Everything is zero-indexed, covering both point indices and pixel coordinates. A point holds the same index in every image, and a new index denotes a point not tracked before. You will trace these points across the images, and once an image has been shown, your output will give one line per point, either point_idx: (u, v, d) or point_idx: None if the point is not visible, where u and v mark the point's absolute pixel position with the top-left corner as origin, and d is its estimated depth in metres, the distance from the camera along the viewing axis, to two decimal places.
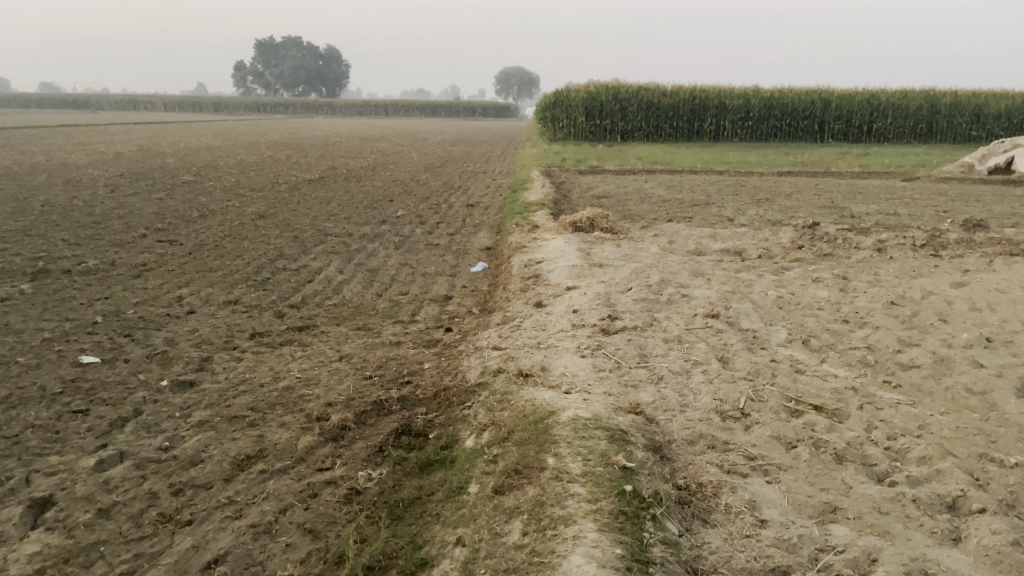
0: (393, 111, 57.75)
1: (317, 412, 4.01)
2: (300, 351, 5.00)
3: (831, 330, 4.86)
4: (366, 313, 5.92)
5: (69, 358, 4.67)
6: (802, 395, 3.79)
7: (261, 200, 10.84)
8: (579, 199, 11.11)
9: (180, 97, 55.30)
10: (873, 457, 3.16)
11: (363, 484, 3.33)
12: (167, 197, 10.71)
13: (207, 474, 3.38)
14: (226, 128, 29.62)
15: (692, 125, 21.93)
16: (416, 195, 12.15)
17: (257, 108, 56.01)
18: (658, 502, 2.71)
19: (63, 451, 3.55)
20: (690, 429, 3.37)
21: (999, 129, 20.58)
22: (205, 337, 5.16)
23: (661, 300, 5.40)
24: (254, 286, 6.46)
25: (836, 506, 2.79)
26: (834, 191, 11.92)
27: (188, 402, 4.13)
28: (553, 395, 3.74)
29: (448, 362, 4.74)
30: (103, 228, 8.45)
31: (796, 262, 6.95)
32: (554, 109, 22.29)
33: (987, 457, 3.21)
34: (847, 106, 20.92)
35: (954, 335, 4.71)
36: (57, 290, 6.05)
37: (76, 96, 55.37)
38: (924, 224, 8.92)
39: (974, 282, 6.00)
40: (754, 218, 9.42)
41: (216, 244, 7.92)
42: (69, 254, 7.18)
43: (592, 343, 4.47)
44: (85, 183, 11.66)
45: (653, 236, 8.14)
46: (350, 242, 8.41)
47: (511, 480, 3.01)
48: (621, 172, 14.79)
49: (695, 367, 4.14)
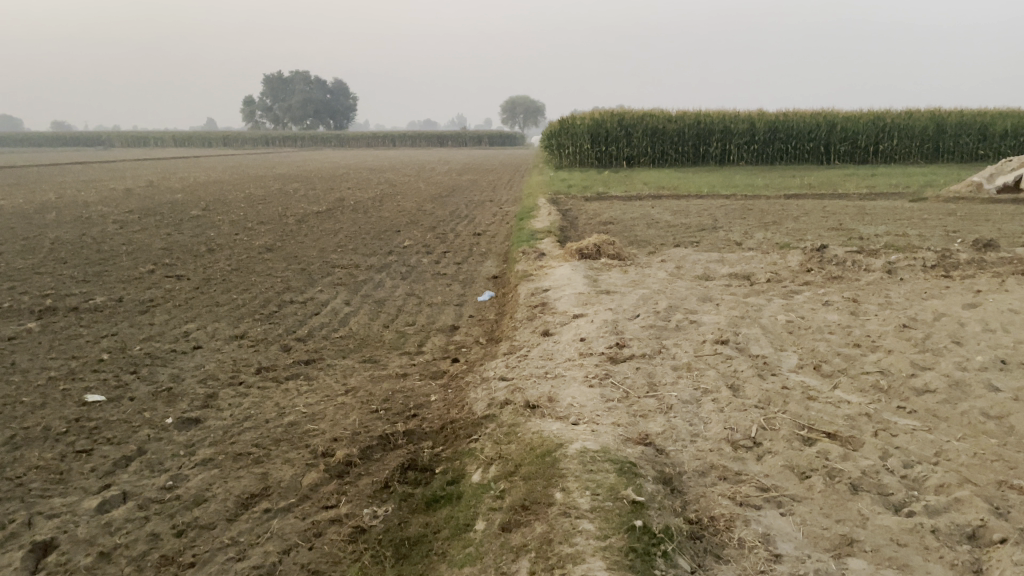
0: (401, 142, 58.14)
1: (322, 448, 3.96)
2: (306, 385, 4.96)
3: (843, 354, 4.79)
4: (373, 344, 5.89)
5: (75, 396, 4.64)
6: (815, 423, 3.72)
7: (268, 233, 10.88)
8: (585, 226, 11.12)
9: (189, 132, 55.97)
10: (890, 487, 3.08)
11: (368, 522, 3.27)
12: (175, 232, 10.74)
13: (211, 514, 3.33)
14: (232, 162, 30.04)
15: (697, 150, 21.99)
16: (423, 225, 12.17)
17: (266, 142, 56.71)
18: (669, 538, 2.64)
19: (67, 492, 3.51)
20: (701, 460, 3.30)
21: (1006, 148, 20.53)
22: (210, 373, 5.13)
23: (669, 327, 5.34)
24: (261, 319, 6.46)
25: (853, 539, 2.71)
26: (841, 213, 11.86)
27: (192, 439, 4.09)
28: (561, 427, 3.68)
29: (456, 394, 4.68)
30: (111, 264, 8.46)
31: (806, 285, 6.90)
32: (559, 137, 22.37)
33: (1006, 484, 3.13)
34: (853, 128, 20.95)
35: (968, 357, 4.63)
36: (64, 328, 6.04)
37: (85, 135, 56.29)
38: (933, 245, 8.85)
39: (987, 303, 5.92)
40: (762, 242, 9.35)
41: (223, 279, 7.93)
42: (76, 292, 7.19)
43: (600, 372, 4.42)
44: (94, 220, 11.73)
45: (661, 261, 8.11)
46: (357, 273, 8.41)
47: (518, 516, 2.94)
48: (627, 197, 14.79)
49: (704, 395, 4.07)
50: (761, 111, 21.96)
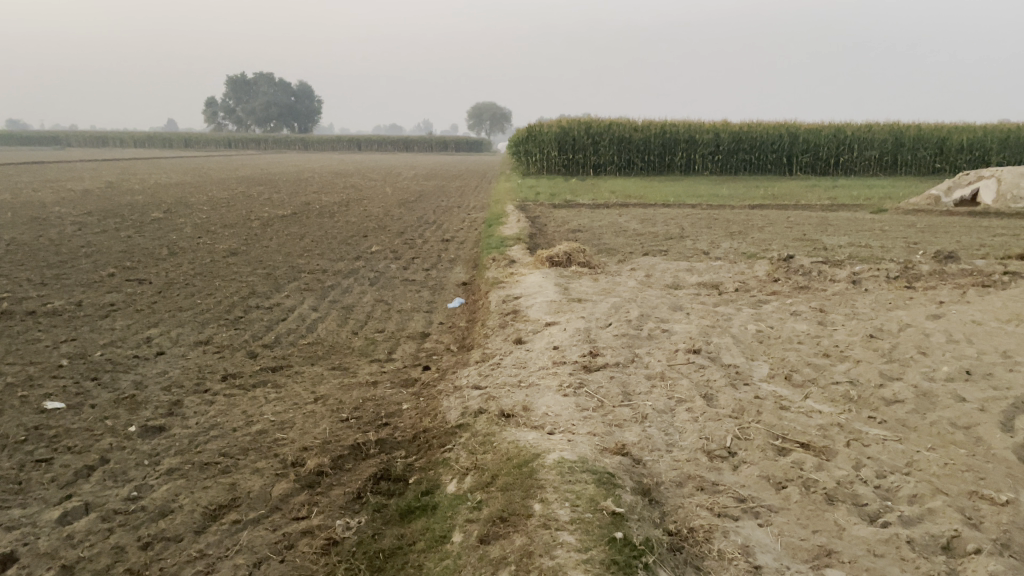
0: (366, 146, 57.82)
1: (292, 457, 3.88)
2: (274, 393, 4.87)
3: (813, 364, 4.83)
4: (342, 351, 5.80)
5: (33, 403, 4.49)
6: (788, 433, 3.74)
7: (233, 237, 10.70)
8: (554, 233, 11.15)
9: (147, 133, 55.06)
10: (864, 497, 3.10)
11: (341, 534, 3.21)
12: (135, 235, 10.51)
13: (177, 526, 3.24)
14: (192, 164, 29.53)
15: (663, 159, 22.19)
16: (391, 230, 12.08)
17: (228, 144, 56.01)
18: (650, 550, 2.62)
19: (26, 503, 3.39)
20: (677, 470, 3.30)
21: (962, 162, 21.02)
22: (174, 380, 5.01)
23: (641, 336, 5.35)
24: (226, 325, 6.34)
25: (831, 550, 2.72)
26: (806, 224, 12.04)
27: (157, 448, 3.99)
28: (537, 437, 3.65)
29: (428, 402, 4.63)
30: (69, 267, 8.25)
31: (773, 295, 6.96)
32: (527, 143, 22.39)
33: (977, 494, 3.17)
34: (814, 140, 21.31)
35: (934, 368, 4.70)
36: (21, 332, 5.86)
37: (38, 133, 55.12)
38: (895, 257, 8.99)
39: (950, 314, 6.04)
40: (729, 251, 9.44)
41: (186, 283, 7.77)
42: (34, 295, 6.98)
43: (575, 380, 4.40)
44: (51, 221, 11.44)
45: (630, 270, 8.13)
46: (325, 278, 8.31)
47: (496, 528, 2.90)
48: (594, 205, 14.87)
49: (679, 405, 4.07)
50: (726, 121, 22.22)
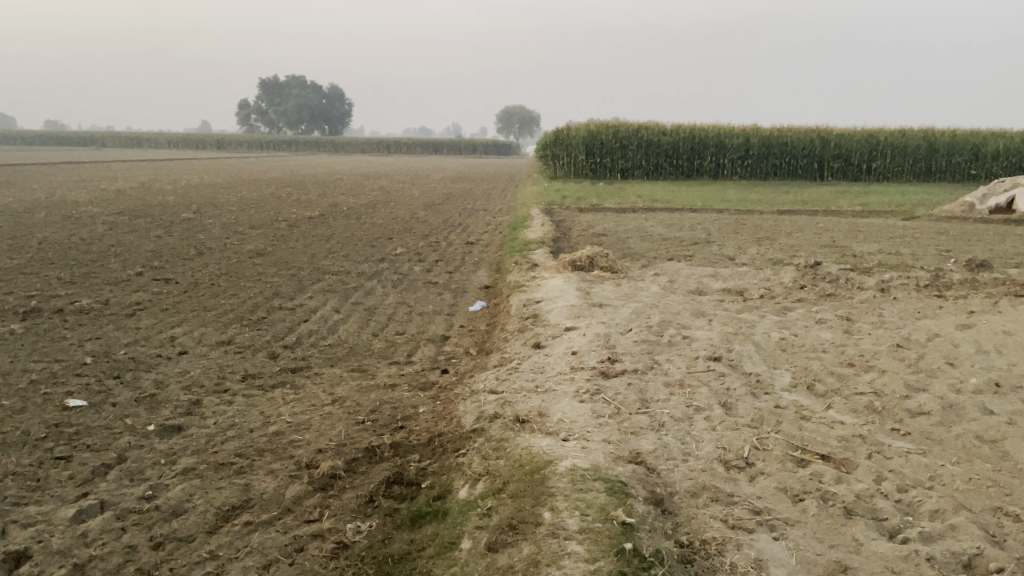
0: (395, 149, 58.21)
1: (306, 459, 3.88)
2: (292, 394, 4.87)
3: (836, 374, 4.74)
4: (361, 353, 5.81)
5: (56, 401, 4.54)
6: (808, 444, 3.66)
7: (260, 238, 10.79)
8: (578, 237, 11.10)
9: (182, 134, 56.02)
10: (884, 511, 3.03)
11: (352, 537, 3.19)
12: (164, 235, 10.62)
13: (190, 526, 3.25)
14: (223, 165, 29.89)
15: (692, 164, 22.02)
16: (416, 232, 12.10)
17: (260, 146, 56.63)
18: (659, 562, 2.57)
19: (43, 501, 3.42)
20: (692, 480, 3.24)
21: (998, 168, 20.62)
22: (194, 380, 5.03)
23: (661, 342, 5.28)
24: (248, 325, 6.37)
25: (847, 566, 2.65)
26: (835, 230, 11.86)
27: (174, 448, 4.00)
28: (551, 443, 3.62)
29: (444, 406, 4.61)
30: (98, 266, 8.35)
31: (799, 302, 6.86)
32: (554, 147, 22.33)
33: (1002, 511, 3.08)
34: (846, 145, 21.03)
35: (962, 379, 4.59)
36: (48, 330, 5.94)
37: (73, 133, 56.15)
38: (926, 264, 8.81)
39: (981, 324, 5.90)
40: (755, 257, 9.32)
41: (211, 283, 7.84)
42: (62, 293, 7.08)
43: (592, 386, 4.35)
44: (83, 220, 11.63)
45: (654, 275, 8.06)
46: (348, 280, 8.33)
47: (505, 536, 2.88)
48: (620, 209, 14.78)
49: (697, 413, 4.01)
50: (756, 125, 21.99)
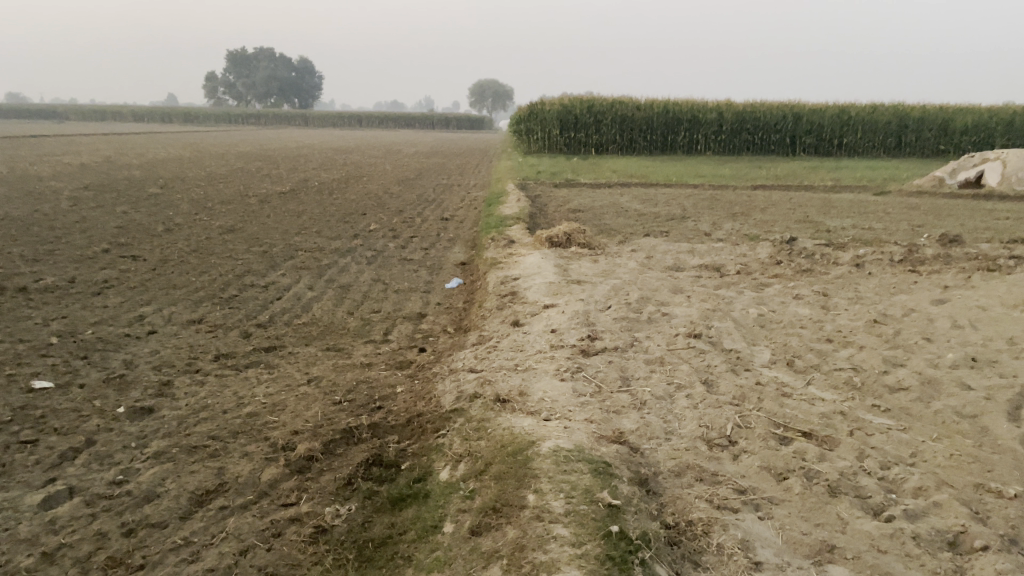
0: (367, 124, 57.51)
1: (282, 441, 3.80)
2: (266, 374, 4.78)
3: (815, 350, 4.74)
4: (337, 332, 5.71)
5: (20, 382, 4.40)
6: (790, 421, 3.64)
7: (229, 214, 10.55)
8: (554, 213, 11.01)
9: (147, 107, 54.81)
10: (868, 489, 3.02)
11: (330, 521, 3.12)
12: (132, 211, 10.34)
13: (162, 512, 3.15)
14: (191, 139, 29.26)
15: (665, 138, 21.97)
16: (389, 208, 11.94)
17: (228, 120, 55.63)
18: (646, 544, 2.54)
19: (9, 486, 3.31)
20: (675, 460, 3.21)
21: (966, 143, 20.78)
22: (165, 360, 4.91)
23: (641, 319, 5.25)
24: (220, 303, 6.23)
25: (833, 545, 2.64)
26: (808, 205, 11.89)
27: (146, 430, 3.90)
28: (533, 423, 3.56)
29: (422, 386, 4.53)
30: (63, 243, 8.11)
31: (775, 278, 6.85)
32: (529, 122, 22.17)
33: (983, 488, 3.08)
34: (818, 120, 21.13)
35: (940, 355, 4.61)
36: (10, 309, 5.75)
37: (35, 106, 54.71)
38: (900, 240, 8.85)
39: (955, 299, 5.93)
40: (731, 232, 9.31)
41: (180, 260, 7.65)
42: (25, 271, 6.86)
43: (572, 365, 4.30)
44: (47, 196, 11.31)
45: (631, 251, 8.00)
46: (321, 257, 8.18)
47: (488, 519, 2.83)
48: (596, 185, 14.70)
49: (679, 391, 3.98)
50: (729, 101, 22.01)
